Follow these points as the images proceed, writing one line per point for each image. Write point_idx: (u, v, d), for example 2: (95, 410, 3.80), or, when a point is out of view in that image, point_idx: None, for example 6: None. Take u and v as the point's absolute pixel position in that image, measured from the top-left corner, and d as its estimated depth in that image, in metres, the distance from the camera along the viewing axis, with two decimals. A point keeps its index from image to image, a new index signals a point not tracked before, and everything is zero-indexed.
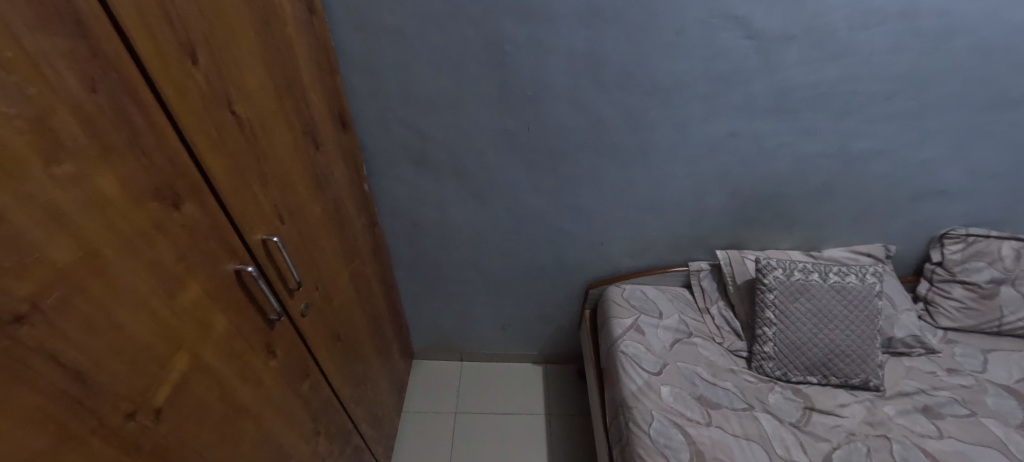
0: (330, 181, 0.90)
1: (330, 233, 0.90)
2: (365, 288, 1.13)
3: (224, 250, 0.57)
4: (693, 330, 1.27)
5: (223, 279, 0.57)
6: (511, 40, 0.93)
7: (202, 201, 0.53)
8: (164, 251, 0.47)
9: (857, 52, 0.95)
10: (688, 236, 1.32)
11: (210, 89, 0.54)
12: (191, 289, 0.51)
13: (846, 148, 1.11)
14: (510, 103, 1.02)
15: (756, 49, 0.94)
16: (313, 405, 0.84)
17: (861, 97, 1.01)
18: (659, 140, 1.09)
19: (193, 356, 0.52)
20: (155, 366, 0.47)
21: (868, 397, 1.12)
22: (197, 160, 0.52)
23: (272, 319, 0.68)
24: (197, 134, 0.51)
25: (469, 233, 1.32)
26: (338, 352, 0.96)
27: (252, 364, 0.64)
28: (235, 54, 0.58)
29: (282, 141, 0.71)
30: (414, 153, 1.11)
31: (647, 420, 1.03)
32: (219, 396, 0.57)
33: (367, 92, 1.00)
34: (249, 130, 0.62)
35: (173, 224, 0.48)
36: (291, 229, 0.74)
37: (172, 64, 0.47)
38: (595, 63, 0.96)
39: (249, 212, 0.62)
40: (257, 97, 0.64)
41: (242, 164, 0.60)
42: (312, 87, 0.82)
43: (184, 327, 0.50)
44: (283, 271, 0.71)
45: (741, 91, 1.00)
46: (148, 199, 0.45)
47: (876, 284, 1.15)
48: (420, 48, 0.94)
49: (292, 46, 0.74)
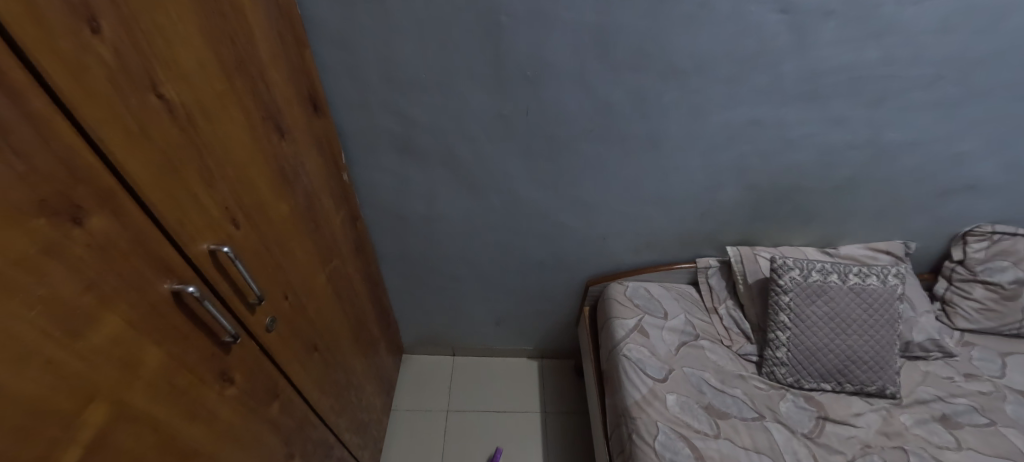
0: (300, 174, 0.79)
1: (302, 234, 0.80)
2: (347, 289, 1.03)
3: (156, 269, 0.46)
4: (700, 332, 1.20)
5: (156, 305, 0.47)
6: (510, 11, 0.80)
7: (118, 211, 0.42)
8: (62, 280, 0.37)
9: (902, 30, 0.83)
10: (697, 232, 1.23)
11: (124, 68, 0.42)
12: (108, 323, 0.41)
13: (876, 139, 1.01)
14: (507, 85, 0.90)
15: (789, 26, 0.82)
16: (285, 427, 0.76)
17: (900, 83, 0.91)
18: (672, 128, 0.98)
19: (117, 403, 0.42)
20: (57, 427, 0.37)
21: (884, 405, 1.06)
22: (107, 159, 0.40)
23: (226, 342, 0.58)
24: (104, 126, 0.40)
25: (462, 227, 1.22)
26: (315, 364, 0.87)
27: (203, 398, 0.54)
28: (161, 21, 0.46)
29: (234, 130, 0.59)
30: (399, 140, 1.00)
31: (651, 432, 0.96)
32: (157, 443, 0.48)
33: (343, 70, 0.87)
34: (185, 117, 0.50)
35: (73, 244, 0.37)
36: (249, 234, 0.63)
37: (60, 33, 0.35)
38: (605, 39, 0.84)
39: (189, 219, 0.51)
40: (195, 77, 0.51)
41: (177, 161, 0.49)
42: (273, 63, 0.69)
43: (100, 370, 0.40)
44: (239, 285, 0.60)
45: (767, 74, 0.89)
46: (31, 216, 0.34)
47: (899, 285, 1.07)
48: (403, 19, 0.81)
49: (244, 14, 0.61)
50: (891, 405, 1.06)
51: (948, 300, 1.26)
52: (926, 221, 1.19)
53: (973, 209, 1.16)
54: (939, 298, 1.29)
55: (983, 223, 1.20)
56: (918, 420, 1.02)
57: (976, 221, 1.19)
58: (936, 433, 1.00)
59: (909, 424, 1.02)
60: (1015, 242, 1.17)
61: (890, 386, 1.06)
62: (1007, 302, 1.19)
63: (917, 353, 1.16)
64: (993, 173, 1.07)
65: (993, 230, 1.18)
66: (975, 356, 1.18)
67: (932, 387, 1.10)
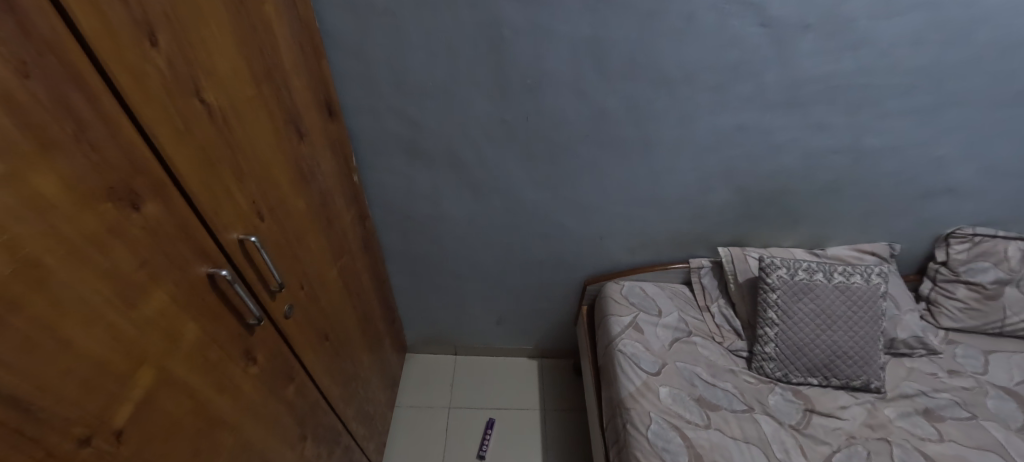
0: (316, 174, 0.85)
1: (317, 230, 0.85)
2: (355, 284, 1.08)
3: (196, 253, 0.52)
4: (693, 329, 1.25)
5: (194, 285, 0.52)
6: (511, 24, 0.87)
7: (167, 200, 0.48)
8: (122, 257, 0.42)
9: (876, 42, 0.89)
10: (689, 233, 1.28)
11: (174, 75, 0.48)
12: (156, 297, 0.47)
13: (857, 144, 1.06)
14: (509, 93, 0.97)
15: (769, 38, 0.89)
16: (298, 410, 0.81)
17: (876, 91, 0.97)
18: (663, 133, 1.04)
19: (160, 369, 0.48)
20: (113, 385, 0.42)
21: (869, 399, 1.10)
22: (160, 155, 0.47)
23: (250, 324, 0.64)
24: (159, 126, 0.46)
25: (465, 228, 1.27)
26: (326, 352, 0.92)
27: (229, 373, 0.60)
28: (204, 35, 0.52)
29: (261, 132, 0.65)
30: (406, 143, 1.06)
31: (645, 422, 1.00)
32: (190, 409, 0.53)
33: (356, 78, 0.94)
34: (221, 119, 0.56)
35: (132, 227, 0.43)
36: (271, 227, 0.69)
37: (127, 47, 0.42)
38: (598, 50, 0.90)
39: (223, 209, 0.57)
40: (230, 83, 0.58)
41: (214, 158, 0.55)
42: (295, 71, 0.76)
43: (149, 338, 0.46)
44: (262, 272, 0.66)
45: (751, 82, 0.95)
46: (100, 200, 0.40)
47: (881, 284, 1.12)
48: (413, 31, 0.87)
49: (271, 28, 0.67)
50: (876, 399, 1.11)
51: (933, 300, 1.31)
52: (909, 224, 1.25)
53: (954, 211, 1.21)
54: (924, 299, 1.34)
55: (964, 225, 1.25)
56: (902, 413, 1.07)
57: (957, 223, 1.24)
58: (919, 426, 1.04)
59: (893, 417, 1.06)
60: (994, 244, 1.23)
61: (875, 380, 1.11)
62: (988, 301, 1.24)
63: (902, 350, 1.21)
64: (971, 176, 1.13)
65: (973, 232, 1.24)
66: (959, 353, 1.22)
67: (916, 382, 1.14)
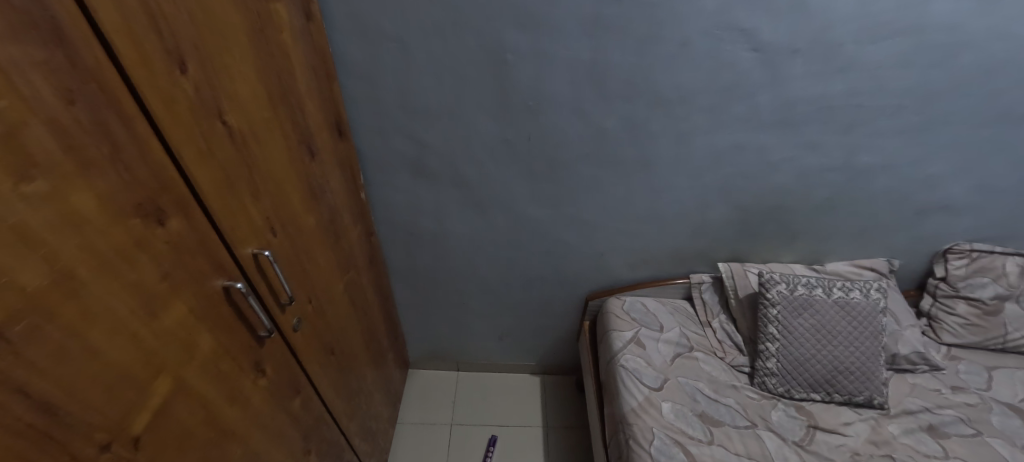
0: (326, 191, 0.88)
1: (325, 244, 0.88)
2: (361, 298, 1.10)
3: (213, 266, 0.55)
4: (694, 344, 1.25)
5: (210, 297, 0.54)
6: (514, 49, 0.91)
7: (189, 216, 0.50)
8: (146, 269, 0.45)
9: (863, 66, 0.93)
10: (689, 248, 1.30)
11: (200, 99, 0.51)
12: (176, 309, 0.49)
13: (851, 163, 1.09)
14: (511, 112, 1.00)
15: (762, 62, 0.93)
16: (303, 423, 0.82)
17: (867, 111, 1.00)
18: (661, 151, 1.07)
19: (176, 378, 0.50)
20: (133, 392, 0.44)
21: (872, 415, 1.10)
22: (184, 175, 0.49)
23: (261, 336, 0.66)
24: (185, 147, 0.49)
25: (468, 244, 1.30)
26: (331, 366, 0.93)
27: (239, 383, 0.62)
28: (227, 61, 0.56)
29: (275, 151, 0.68)
30: (412, 161, 1.09)
31: (647, 437, 1.00)
32: (202, 419, 0.55)
33: (364, 99, 0.98)
34: (240, 140, 0.59)
35: (156, 241, 0.46)
36: (283, 242, 0.71)
37: (159, 74, 0.45)
38: (598, 72, 0.94)
39: (239, 226, 0.59)
40: (249, 105, 0.61)
41: (232, 176, 0.58)
42: (308, 93, 0.80)
43: (167, 347, 0.48)
44: (274, 286, 0.69)
45: (744, 103, 0.99)
46: (130, 215, 0.43)
47: (880, 299, 1.14)
48: (420, 55, 0.91)
49: (287, 53, 0.71)
50: (879, 415, 1.10)
51: (934, 316, 1.32)
52: (906, 239, 1.26)
53: (950, 227, 1.23)
54: (925, 314, 1.34)
55: (961, 241, 1.26)
56: (905, 430, 1.06)
57: (954, 239, 1.26)
58: (924, 442, 1.03)
59: (897, 434, 1.06)
60: (992, 259, 1.24)
61: (878, 396, 1.11)
62: (988, 317, 1.25)
63: (904, 365, 1.21)
64: (965, 193, 1.15)
65: (971, 248, 1.25)
66: (962, 369, 1.22)
67: (920, 398, 1.14)
